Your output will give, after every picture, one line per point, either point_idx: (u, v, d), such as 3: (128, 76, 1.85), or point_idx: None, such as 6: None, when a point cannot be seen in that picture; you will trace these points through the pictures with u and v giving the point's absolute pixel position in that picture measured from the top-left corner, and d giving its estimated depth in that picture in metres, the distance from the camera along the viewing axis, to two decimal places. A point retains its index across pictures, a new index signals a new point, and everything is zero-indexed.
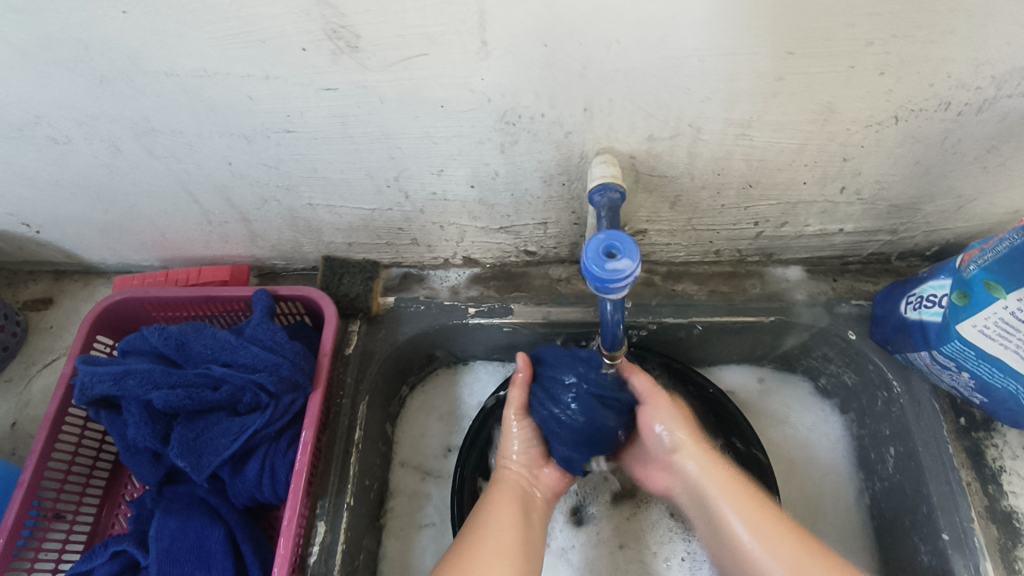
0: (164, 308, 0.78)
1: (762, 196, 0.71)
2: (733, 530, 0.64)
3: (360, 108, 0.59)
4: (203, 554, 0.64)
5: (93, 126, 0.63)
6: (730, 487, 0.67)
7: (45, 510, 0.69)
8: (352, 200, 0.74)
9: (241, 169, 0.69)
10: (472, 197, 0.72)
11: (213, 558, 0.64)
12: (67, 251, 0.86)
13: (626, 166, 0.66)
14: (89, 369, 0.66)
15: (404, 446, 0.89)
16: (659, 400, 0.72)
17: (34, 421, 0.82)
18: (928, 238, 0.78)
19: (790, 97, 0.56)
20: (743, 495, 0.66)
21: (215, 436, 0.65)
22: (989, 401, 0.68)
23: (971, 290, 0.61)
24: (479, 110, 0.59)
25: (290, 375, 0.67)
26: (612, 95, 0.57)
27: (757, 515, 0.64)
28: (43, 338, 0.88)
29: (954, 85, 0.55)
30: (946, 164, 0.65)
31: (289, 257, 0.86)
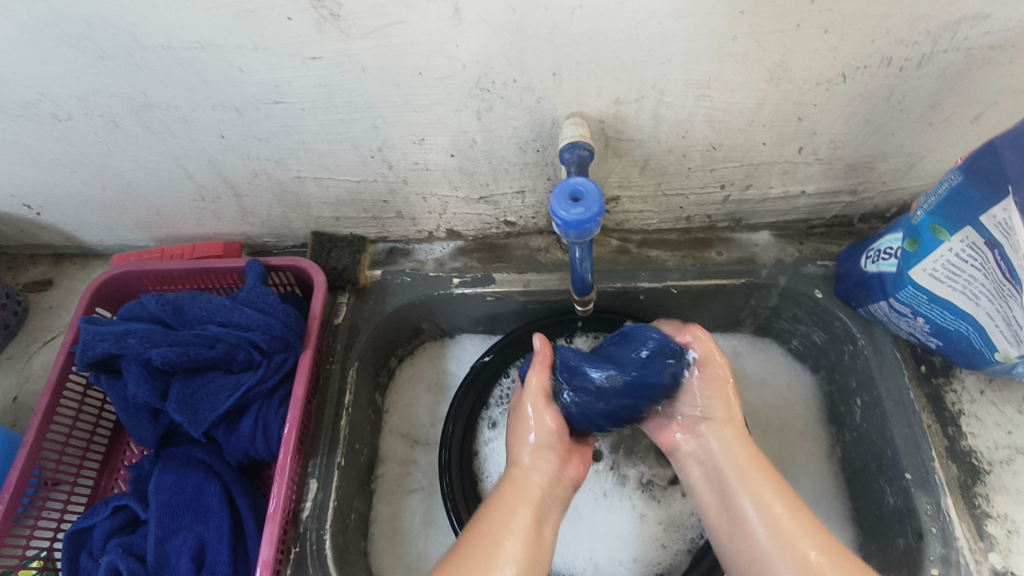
0: (160, 282, 0.82)
1: (726, 158, 0.75)
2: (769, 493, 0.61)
3: (345, 77, 0.63)
4: (201, 507, 0.67)
5: (93, 101, 0.67)
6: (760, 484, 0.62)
7: (47, 473, 0.71)
8: (339, 172, 0.77)
9: (233, 143, 0.72)
10: (452, 166, 0.76)
11: (212, 509, 0.67)
12: (66, 233, 0.90)
13: (596, 130, 0.70)
14: (92, 328, 0.69)
15: (393, 415, 0.92)
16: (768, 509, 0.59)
17: (35, 394, 0.85)
18: (886, 198, 0.82)
19: (744, 57, 0.60)
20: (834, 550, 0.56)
21: (211, 393, 0.69)
22: (944, 344, 0.72)
23: (919, 235, 0.66)
24: (455, 76, 0.63)
25: (281, 334, 0.70)
26: (579, 59, 0.61)
27: (783, 507, 0.59)
28: (43, 317, 0.91)
29: (894, 41, 0.59)
30: (895, 121, 0.69)
31: (280, 234, 0.90)
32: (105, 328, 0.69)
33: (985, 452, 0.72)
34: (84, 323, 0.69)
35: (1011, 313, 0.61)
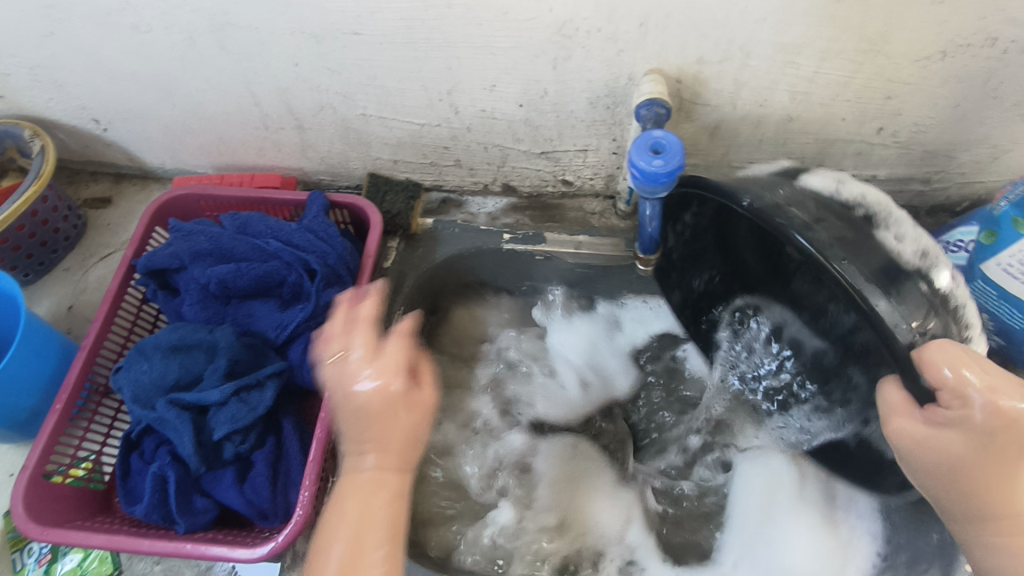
0: (217, 207, 0.83)
1: (802, 132, 0.73)
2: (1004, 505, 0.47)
3: (428, 11, 0.62)
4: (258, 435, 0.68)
5: (175, 15, 0.66)
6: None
7: (98, 386, 0.73)
8: (405, 112, 0.77)
9: (306, 73, 0.72)
10: (520, 117, 0.75)
11: (258, 409, 0.66)
12: (129, 152, 0.91)
13: (672, 91, 0.68)
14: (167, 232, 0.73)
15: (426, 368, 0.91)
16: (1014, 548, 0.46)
17: (89, 306, 0.87)
18: (960, 191, 0.80)
19: (842, 23, 0.58)
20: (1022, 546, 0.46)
21: (263, 319, 0.71)
22: (1007, 346, 0.68)
23: (998, 227, 0.64)
24: (539, 20, 0.62)
25: (335, 265, 0.71)
26: (669, 11, 0.59)
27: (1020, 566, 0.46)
28: (101, 233, 0.93)
29: (1004, 20, 0.56)
30: (987, 105, 0.66)
31: (336, 172, 0.90)
32: (188, 226, 0.73)
33: None
34: (175, 223, 0.73)
35: None
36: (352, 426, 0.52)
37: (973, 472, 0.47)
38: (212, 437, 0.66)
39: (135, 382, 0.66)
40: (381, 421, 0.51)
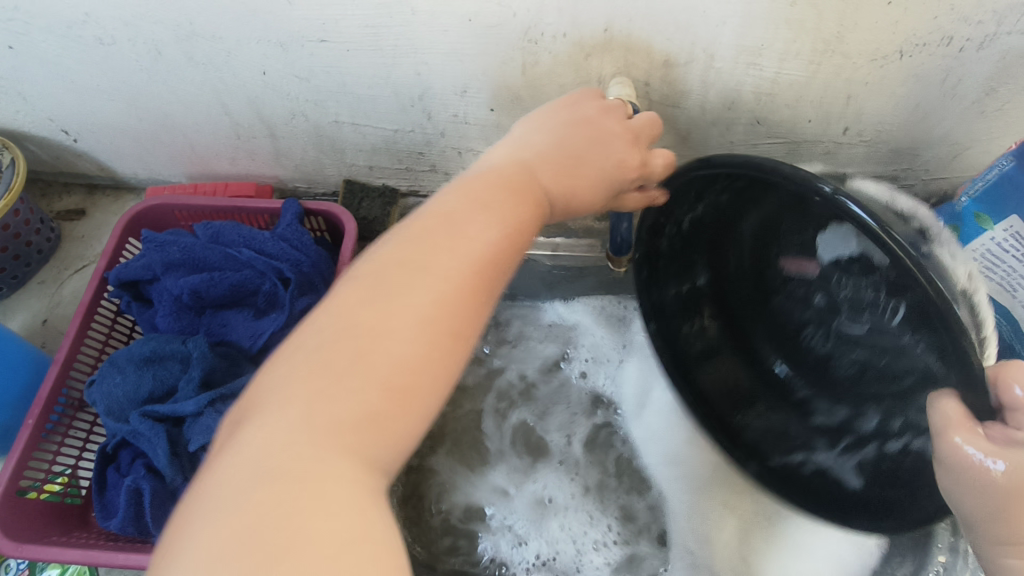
0: (194, 217, 0.82)
1: (769, 133, 0.73)
2: None
3: (393, 18, 0.62)
4: None
5: (138, 27, 0.66)
6: None
7: (73, 400, 0.73)
8: (376, 119, 0.77)
9: (274, 81, 0.72)
10: (491, 122, 0.76)
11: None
12: (101, 162, 0.90)
13: (640, 93, 0.69)
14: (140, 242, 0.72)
15: None
16: None
17: (64, 319, 0.86)
18: (927, 187, 0.81)
19: (800, 24, 0.59)
20: None
21: (236, 328, 0.71)
22: None
23: (962, 222, 0.64)
24: (505, 25, 0.62)
25: (309, 273, 0.71)
26: (632, 15, 0.60)
27: None
28: (74, 245, 0.92)
29: (957, 19, 0.58)
30: (946, 103, 0.67)
31: (311, 179, 0.90)
32: (161, 236, 0.72)
33: None
34: (147, 232, 0.72)
35: None
36: (554, 116, 0.54)
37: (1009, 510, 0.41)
38: (189, 448, 0.65)
39: (108, 395, 0.66)
40: (576, 129, 0.53)
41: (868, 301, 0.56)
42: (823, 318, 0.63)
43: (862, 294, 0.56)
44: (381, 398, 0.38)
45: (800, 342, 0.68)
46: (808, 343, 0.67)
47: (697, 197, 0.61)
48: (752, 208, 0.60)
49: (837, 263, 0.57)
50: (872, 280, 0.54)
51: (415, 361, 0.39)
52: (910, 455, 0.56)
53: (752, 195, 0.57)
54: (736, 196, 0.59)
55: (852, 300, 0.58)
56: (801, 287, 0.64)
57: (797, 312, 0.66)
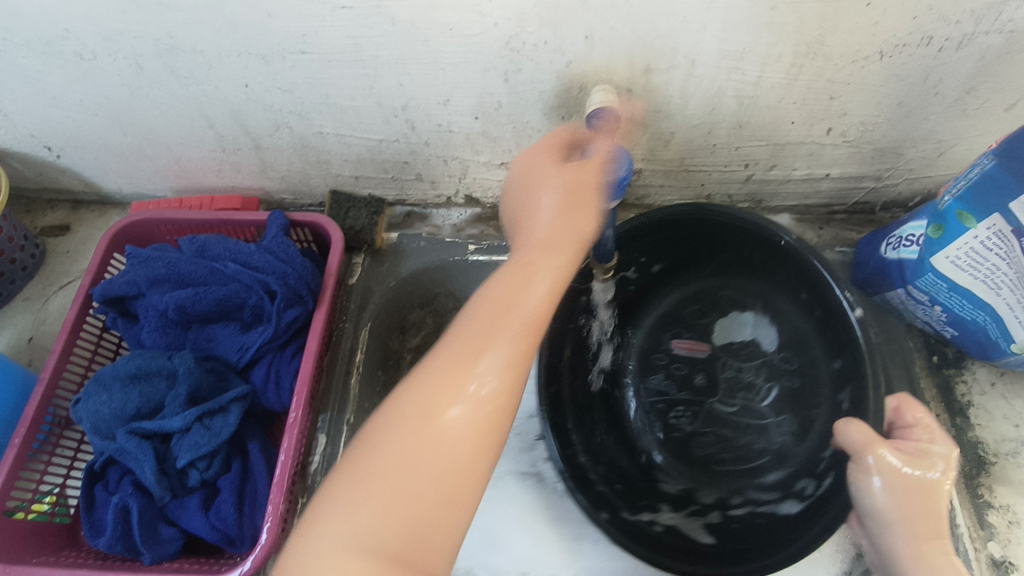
0: (178, 230, 0.82)
1: (752, 136, 0.74)
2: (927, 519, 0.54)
3: (374, 29, 0.62)
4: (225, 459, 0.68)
5: (119, 41, 0.66)
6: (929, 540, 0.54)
7: (60, 418, 0.72)
8: (361, 129, 0.77)
9: (257, 93, 0.72)
10: (476, 129, 0.76)
11: (221, 435, 0.66)
12: (85, 178, 0.90)
13: (623, 99, 0.69)
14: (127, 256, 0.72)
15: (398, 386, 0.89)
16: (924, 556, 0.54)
17: (50, 336, 0.86)
18: (911, 186, 0.81)
19: (781, 28, 0.59)
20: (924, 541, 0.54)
21: (223, 342, 0.71)
22: (959, 334, 0.72)
23: (945, 221, 0.64)
24: (486, 35, 0.62)
25: (295, 286, 0.71)
26: (612, 23, 0.60)
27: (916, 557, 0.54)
28: (60, 261, 0.92)
29: (936, 19, 0.58)
30: (927, 103, 0.68)
31: (298, 190, 0.90)
32: (145, 252, 0.71)
33: (991, 444, 0.74)
34: (131, 248, 0.72)
35: None
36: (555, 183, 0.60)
37: (920, 506, 0.54)
38: (176, 465, 0.65)
39: (94, 413, 0.65)
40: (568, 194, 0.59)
41: (748, 383, 0.80)
42: (692, 402, 0.82)
43: (740, 377, 0.80)
44: (447, 482, 0.45)
45: (666, 416, 0.82)
46: (673, 422, 0.81)
47: (674, 238, 0.76)
48: (702, 264, 0.81)
49: (726, 346, 0.82)
50: (754, 365, 0.80)
51: (478, 429, 0.46)
52: (764, 517, 0.70)
53: (748, 241, 0.72)
54: (730, 237, 0.73)
55: (711, 374, 0.82)
56: (682, 368, 0.83)
57: (673, 390, 0.83)
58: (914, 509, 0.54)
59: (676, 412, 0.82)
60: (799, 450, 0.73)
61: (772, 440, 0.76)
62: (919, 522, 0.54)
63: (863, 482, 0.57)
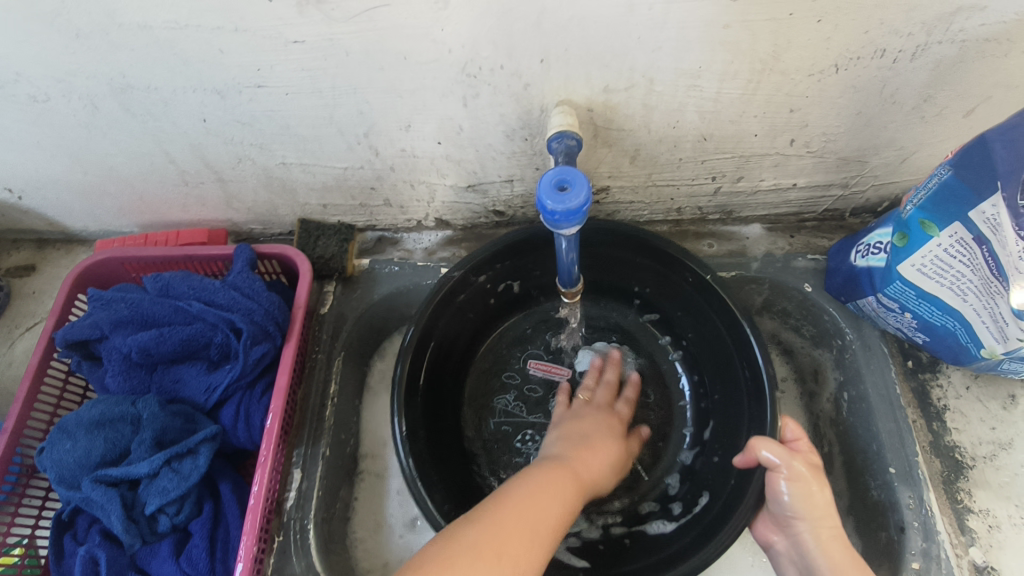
0: (143, 268, 0.81)
1: (717, 149, 0.74)
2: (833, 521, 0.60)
3: (329, 61, 0.61)
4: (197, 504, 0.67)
5: (71, 82, 0.65)
6: (837, 538, 0.60)
7: (27, 466, 0.71)
8: (324, 158, 0.76)
9: (215, 127, 0.71)
10: (440, 153, 0.75)
11: (190, 477, 0.65)
12: (48, 217, 0.89)
13: (585, 119, 0.69)
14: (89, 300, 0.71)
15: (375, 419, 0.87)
16: (835, 553, 0.59)
17: (17, 381, 0.85)
18: (878, 191, 0.82)
19: (736, 45, 0.59)
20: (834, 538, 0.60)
21: (189, 383, 0.70)
22: (930, 340, 0.72)
23: (909, 230, 0.65)
24: (442, 62, 0.61)
25: (262, 321, 0.70)
26: (567, 45, 0.59)
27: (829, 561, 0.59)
28: (26, 302, 0.91)
29: (888, 32, 0.58)
30: (888, 112, 0.68)
31: (266, 221, 0.89)
32: (107, 294, 0.70)
33: (968, 448, 0.74)
34: (92, 290, 0.71)
35: (998, 310, 0.60)
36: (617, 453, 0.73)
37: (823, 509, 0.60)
38: (145, 511, 0.64)
39: (59, 462, 0.64)
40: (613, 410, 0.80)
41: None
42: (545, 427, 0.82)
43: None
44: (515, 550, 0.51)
45: (512, 441, 0.81)
46: (520, 446, 0.81)
47: (595, 259, 0.80)
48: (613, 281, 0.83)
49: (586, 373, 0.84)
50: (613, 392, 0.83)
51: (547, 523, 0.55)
52: (632, 537, 0.75)
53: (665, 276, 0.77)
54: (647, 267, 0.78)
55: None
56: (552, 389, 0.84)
57: (525, 414, 0.82)
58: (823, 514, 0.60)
59: (525, 435, 0.81)
60: (647, 479, 0.79)
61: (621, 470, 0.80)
62: (824, 524, 0.60)
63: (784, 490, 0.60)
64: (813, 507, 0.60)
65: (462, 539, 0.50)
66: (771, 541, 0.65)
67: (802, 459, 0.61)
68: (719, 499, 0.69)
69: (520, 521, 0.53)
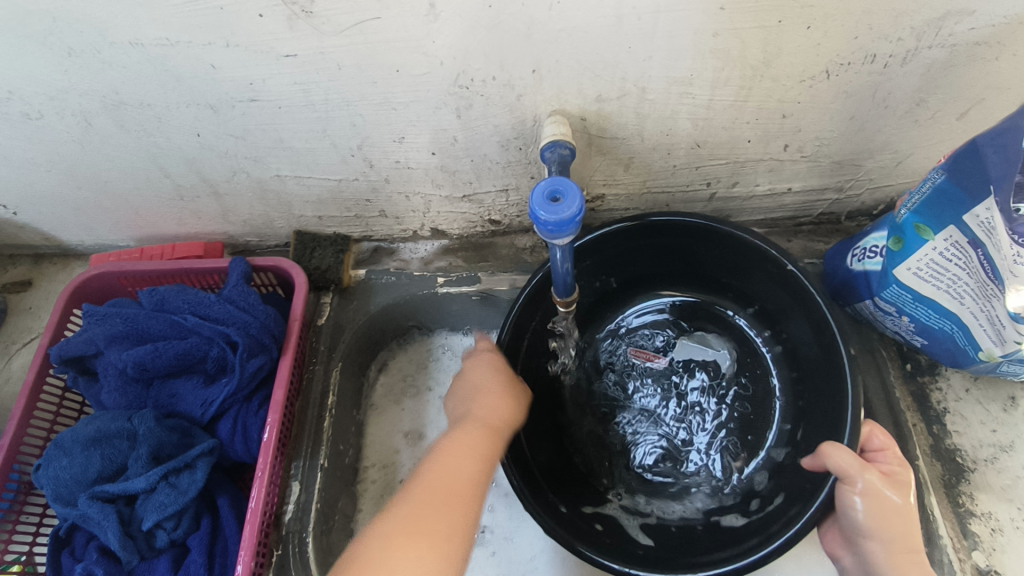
0: (139, 282, 0.81)
1: (711, 156, 0.74)
2: (911, 535, 0.58)
3: (320, 74, 0.61)
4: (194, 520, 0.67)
5: (64, 99, 0.65)
6: (907, 554, 0.57)
7: (23, 483, 0.71)
8: (319, 171, 0.76)
9: (209, 142, 0.71)
10: (434, 164, 0.75)
11: (188, 492, 0.65)
12: (45, 232, 0.89)
13: (578, 128, 0.69)
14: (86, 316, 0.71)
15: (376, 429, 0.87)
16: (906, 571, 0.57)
17: (14, 396, 0.85)
18: (874, 195, 0.82)
19: (726, 53, 0.59)
20: (905, 552, 0.57)
21: (186, 397, 0.69)
22: (928, 343, 0.71)
23: (904, 234, 0.65)
24: (433, 74, 0.62)
25: (257, 334, 0.70)
26: (558, 56, 0.59)
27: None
28: (23, 317, 0.91)
29: (878, 37, 0.58)
30: (881, 116, 0.68)
31: (262, 233, 0.89)
32: (102, 309, 0.71)
33: (969, 451, 0.73)
34: (88, 306, 0.71)
35: (995, 313, 0.60)
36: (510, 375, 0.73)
37: (898, 528, 0.58)
38: (142, 527, 0.64)
39: (55, 479, 0.64)
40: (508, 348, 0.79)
41: (700, 408, 0.81)
42: (642, 412, 0.81)
43: (694, 399, 0.81)
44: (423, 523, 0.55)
45: (608, 422, 0.81)
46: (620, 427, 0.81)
47: (679, 249, 0.78)
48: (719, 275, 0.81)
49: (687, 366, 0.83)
50: (709, 386, 0.81)
51: (459, 494, 0.59)
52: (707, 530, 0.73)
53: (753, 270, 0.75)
54: (723, 257, 0.77)
55: (666, 389, 0.82)
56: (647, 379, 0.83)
57: (624, 395, 0.82)
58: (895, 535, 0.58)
59: (618, 419, 0.81)
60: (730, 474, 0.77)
61: (711, 464, 0.78)
62: (895, 542, 0.58)
63: (857, 504, 0.58)
64: (892, 519, 0.58)
65: (381, 527, 0.56)
66: (841, 556, 0.64)
67: (874, 471, 0.59)
68: (794, 500, 0.67)
69: (433, 499, 0.57)
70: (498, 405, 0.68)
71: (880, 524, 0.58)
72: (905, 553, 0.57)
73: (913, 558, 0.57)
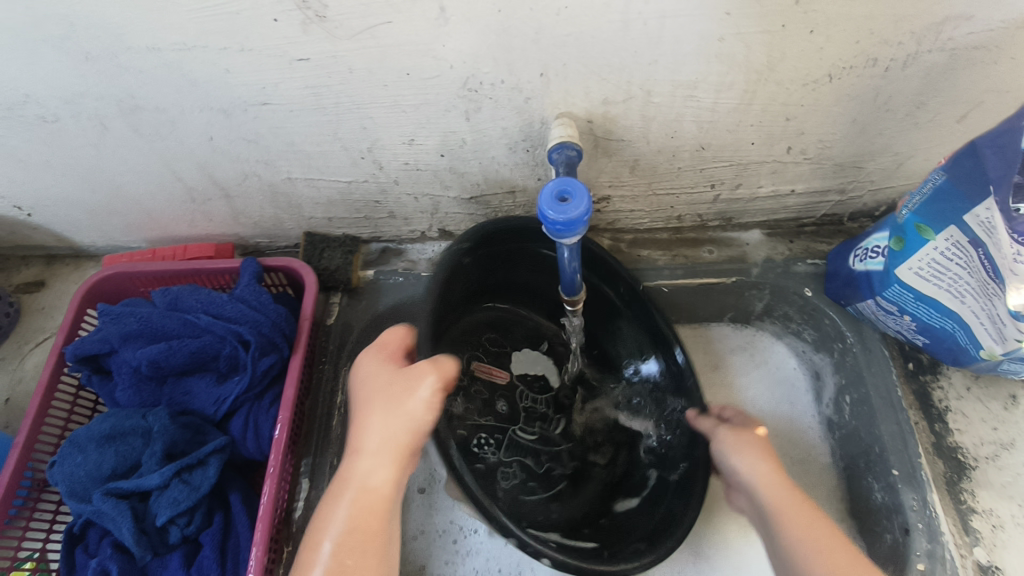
0: (152, 282, 0.82)
1: (715, 158, 0.75)
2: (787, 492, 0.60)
3: (332, 78, 0.63)
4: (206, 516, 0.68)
5: (80, 103, 0.66)
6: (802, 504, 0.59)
7: (37, 481, 0.72)
8: (329, 173, 0.77)
9: (222, 145, 0.72)
10: (443, 166, 0.76)
11: (201, 488, 0.66)
12: (57, 234, 0.90)
13: (584, 130, 0.70)
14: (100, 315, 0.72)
15: None
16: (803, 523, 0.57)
17: (28, 395, 0.86)
18: (876, 196, 0.83)
19: (730, 56, 0.60)
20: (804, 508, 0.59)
21: (199, 395, 0.71)
22: (930, 342, 0.72)
23: (905, 234, 0.66)
24: (443, 78, 0.63)
25: (269, 333, 0.71)
26: (566, 60, 0.61)
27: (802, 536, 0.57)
28: (35, 318, 0.92)
29: (879, 42, 0.59)
30: (883, 118, 0.69)
31: (272, 234, 0.90)
32: (116, 308, 0.71)
33: (971, 449, 0.74)
34: (103, 305, 0.72)
35: (995, 311, 0.61)
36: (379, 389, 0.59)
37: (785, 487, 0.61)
38: (155, 523, 0.65)
39: (70, 476, 0.65)
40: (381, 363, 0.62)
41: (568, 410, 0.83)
42: (498, 429, 0.81)
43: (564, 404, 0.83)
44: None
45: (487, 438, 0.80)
46: (478, 452, 0.78)
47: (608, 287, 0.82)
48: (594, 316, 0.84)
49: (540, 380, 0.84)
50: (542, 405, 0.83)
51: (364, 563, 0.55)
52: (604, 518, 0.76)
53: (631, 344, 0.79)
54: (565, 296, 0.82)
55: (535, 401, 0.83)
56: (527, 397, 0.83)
57: (476, 416, 0.81)
58: (787, 488, 0.61)
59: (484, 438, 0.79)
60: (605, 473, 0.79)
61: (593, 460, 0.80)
62: (781, 492, 0.60)
63: (736, 455, 0.64)
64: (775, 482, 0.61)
65: None
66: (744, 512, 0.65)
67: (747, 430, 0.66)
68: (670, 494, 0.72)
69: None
70: (382, 467, 0.57)
71: (773, 487, 0.61)
72: (800, 512, 0.58)
73: (809, 512, 0.58)
